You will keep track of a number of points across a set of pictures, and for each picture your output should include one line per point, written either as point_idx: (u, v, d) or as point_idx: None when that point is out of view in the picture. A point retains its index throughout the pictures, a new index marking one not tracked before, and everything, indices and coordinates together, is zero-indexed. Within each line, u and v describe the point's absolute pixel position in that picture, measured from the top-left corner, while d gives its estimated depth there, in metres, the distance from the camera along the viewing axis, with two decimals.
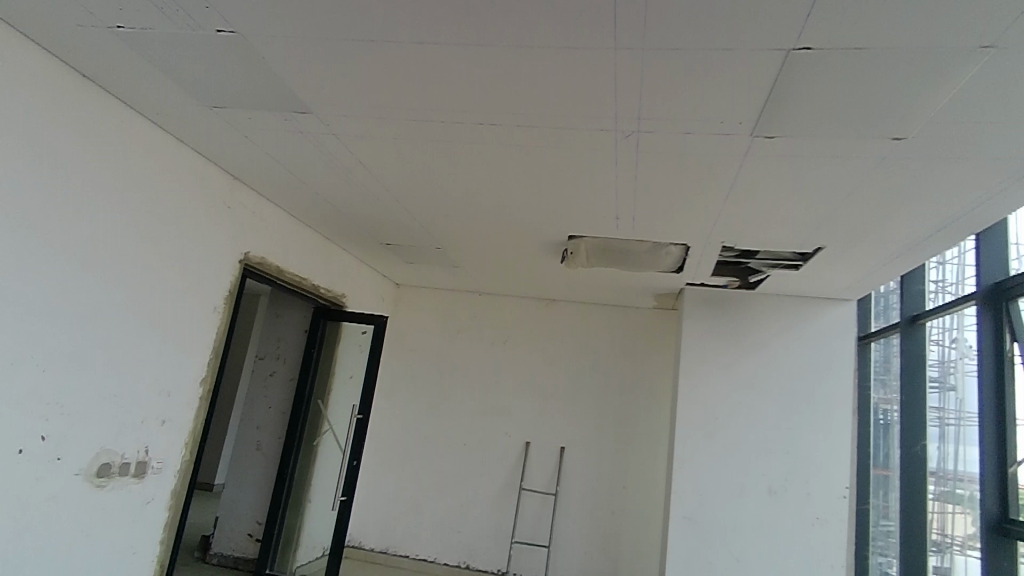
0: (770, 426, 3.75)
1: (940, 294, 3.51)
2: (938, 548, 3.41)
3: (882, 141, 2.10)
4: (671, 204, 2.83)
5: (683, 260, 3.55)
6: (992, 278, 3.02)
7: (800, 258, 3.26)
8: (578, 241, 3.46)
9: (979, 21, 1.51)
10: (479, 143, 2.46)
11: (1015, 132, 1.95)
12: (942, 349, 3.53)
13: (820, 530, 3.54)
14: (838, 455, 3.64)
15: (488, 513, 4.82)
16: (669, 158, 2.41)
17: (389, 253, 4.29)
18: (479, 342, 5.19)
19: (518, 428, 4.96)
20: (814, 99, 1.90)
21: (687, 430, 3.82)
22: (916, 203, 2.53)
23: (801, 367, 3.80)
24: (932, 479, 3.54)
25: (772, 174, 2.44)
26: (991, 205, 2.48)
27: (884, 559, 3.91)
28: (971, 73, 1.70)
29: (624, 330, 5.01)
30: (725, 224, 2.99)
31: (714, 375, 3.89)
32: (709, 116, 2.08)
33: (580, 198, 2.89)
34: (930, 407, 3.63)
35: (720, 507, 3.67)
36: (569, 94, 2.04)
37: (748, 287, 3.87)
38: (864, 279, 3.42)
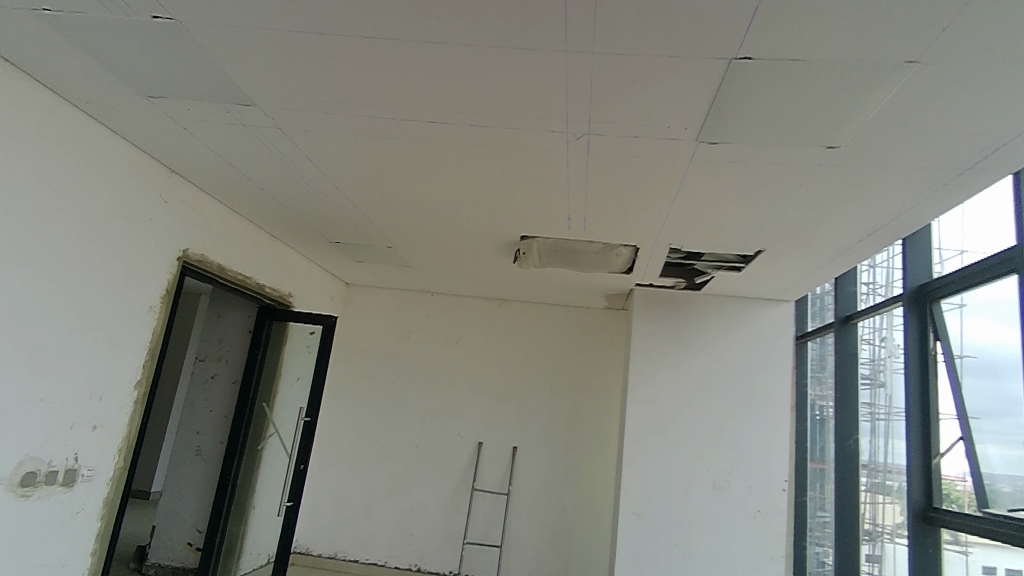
0: (714, 423, 3.86)
1: (872, 295, 3.70)
2: (870, 537, 3.58)
3: (808, 153, 2.17)
4: (613, 210, 2.86)
5: (632, 261, 3.57)
6: (917, 280, 3.24)
7: (742, 259, 3.34)
8: (530, 241, 3.40)
9: (901, 42, 1.57)
10: (422, 147, 2.45)
11: (929, 149, 2.05)
12: (873, 348, 3.71)
13: (760, 522, 3.67)
14: (775, 450, 3.78)
15: (441, 514, 4.83)
16: (607, 165, 2.44)
17: (339, 252, 4.23)
18: (433, 341, 5.17)
19: (471, 428, 4.97)
20: (748, 110, 1.95)
21: (635, 427, 3.90)
22: (842, 214, 2.63)
23: (742, 365, 3.93)
24: (864, 472, 3.71)
25: (708, 183, 2.49)
26: (908, 216, 2.60)
27: (819, 549, 4.08)
28: (894, 92, 1.77)
29: (577, 329, 5.07)
30: (667, 229, 3.04)
31: (660, 376, 3.97)
32: (646, 124, 2.10)
33: (523, 202, 2.89)
34: (862, 403, 3.82)
35: (666, 503, 3.77)
36: (508, 99, 2.03)
37: (694, 287, 3.94)
38: (801, 280, 3.54)
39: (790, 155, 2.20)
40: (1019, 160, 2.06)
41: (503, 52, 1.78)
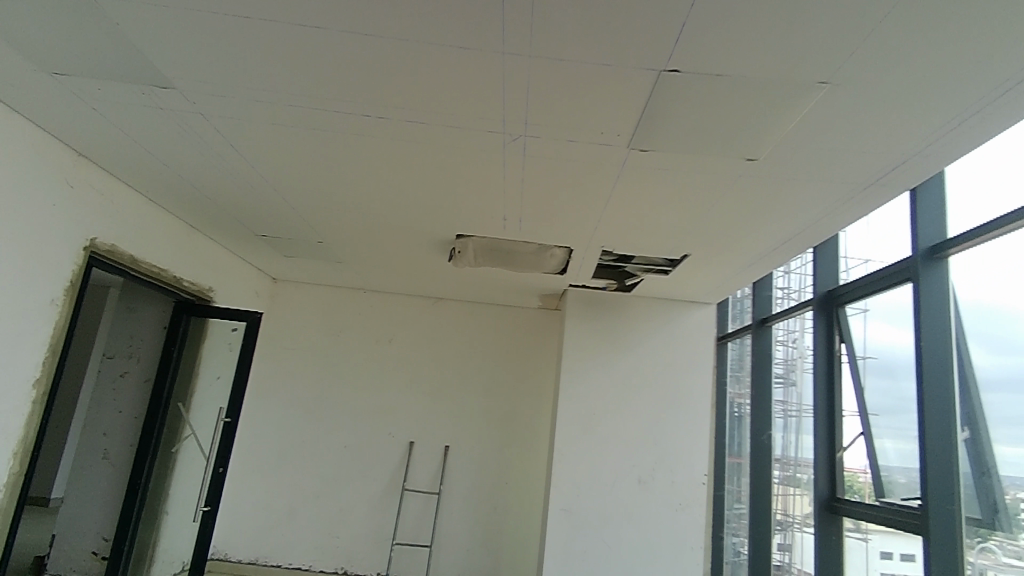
0: (640, 420, 3.99)
1: (786, 299, 3.94)
2: (782, 526, 3.80)
3: (733, 163, 2.27)
4: (546, 211, 2.90)
5: (566, 263, 3.63)
6: (826, 286, 3.49)
7: (670, 262, 3.46)
8: (465, 240, 3.40)
9: (815, 63, 1.67)
10: (354, 140, 2.39)
11: (839, 164, 2.19)
12: (786, 348, 3.95)
13: (682, 515, 3.84)
14: (697, 445, 3.95)
15: (370, 515, 4.75)
16: (541, 167, 2.46)
17: (266, 245, 4.06)
18: (365, 339, 5.06)
19: (403, 427, 4.91)
20: (677, 119, 2.02)
21: (567, 425, 3.97)
22: (760, 222, 2.78)
23: (667, 365, 4.08)
24: (777, 465, 3.95)
25: (638, 188, 2.57)
26: (818, 227, 2.78)
27: (735, 539, 4.30)
28: (810, 109, 1.89)
29: (510, 328, 5.11)
30: (599, 233, 3.11)
31: (590, 375, 4.06)
32: (580, 128, 2.14)
33: (458, 201, 2.88)
34: (775, 400, 4.06)
35: (594, 499, 3.86)
36: (445, 96, 2.02)
37: (625, 288, 4.05)
38: (722, 284, 3.72)
39: (713, 165, 2.30)
40: (914, 177, 2.25)
41: (440, 49, 1.77)
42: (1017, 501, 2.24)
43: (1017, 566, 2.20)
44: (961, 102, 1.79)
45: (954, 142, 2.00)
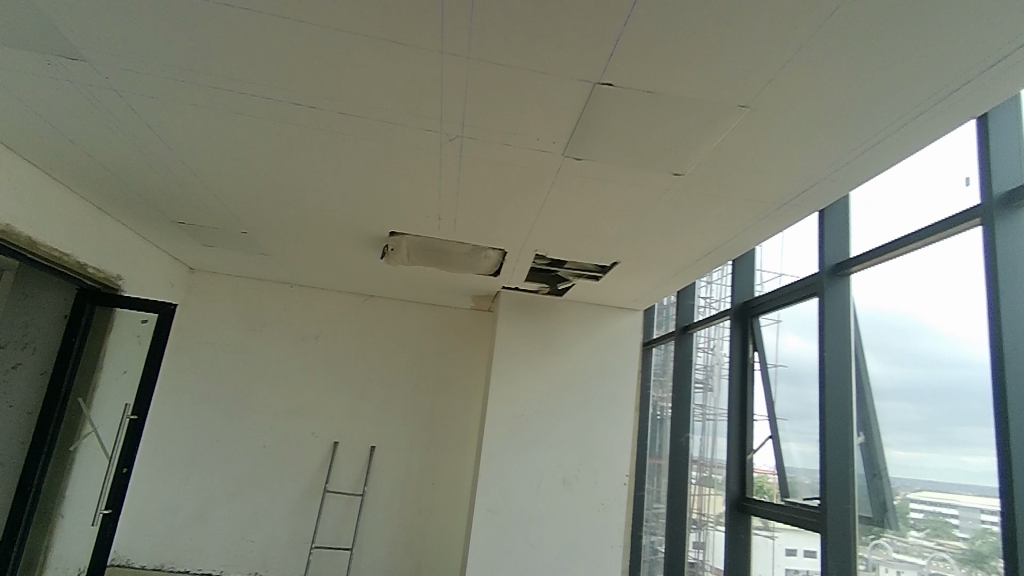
0: (566, 422, 4.07)
1: (707, 308, 4.14)
2: (697, 525, 3.97)
3: (663, 176, 2.35)
4: (479, 213, 2.91)
5: (499, 265, 3.65)
6: (742, 297, 3.70)
7: (600, 269, 3.55)
8: (398, 238, 3.35)
9: (737, 86, 1.77)
10: (283, 129, 2.31)
11: (758, 182, 2.32)
12: (706, 355, 4.16)
13: (604, 515, 3.94)
14: (620, 447, 4.07)
15: (288, 518, 4.59)
16: (476, 169, 2.47)
17: (185, 233, 3.86)
18: (290, 335, 4.89)
19: (328, 427, 4.78)
20: (609, 131, 2.09)
21: (495, 426, 3.99)
22: (684, 234, 2.91)
23: (594, 369, 4.18)
24: (694, 467, 4.13)
25: (571, 195, 2.62)
26: (736, 241, 2.94)
27: (653, 537, 4.46)
28: (731, 130, 1.99)
29: (442, 329, 5.08)
30: (532, 237, 3.15)
31: (520, 377, 4.10)
32: (516, 132, 2.16)
33: (391, 197, 2.84)
34: (694, 404, 4.26)
35: (519, 500, 3.89)
36: (380, 91, 1.99)
37: (556, 292, 4.11)
38: (648, 292, 3.86)
39: (642, 177, 2.39)
40: (821, 200, 2.43)
41: (377, 43, 1.75)
42: (906, 501, 2.45)
43: (905, 561, 2.40)
44: (867, 132, 1.94)
45: (856, 169, 2.17)
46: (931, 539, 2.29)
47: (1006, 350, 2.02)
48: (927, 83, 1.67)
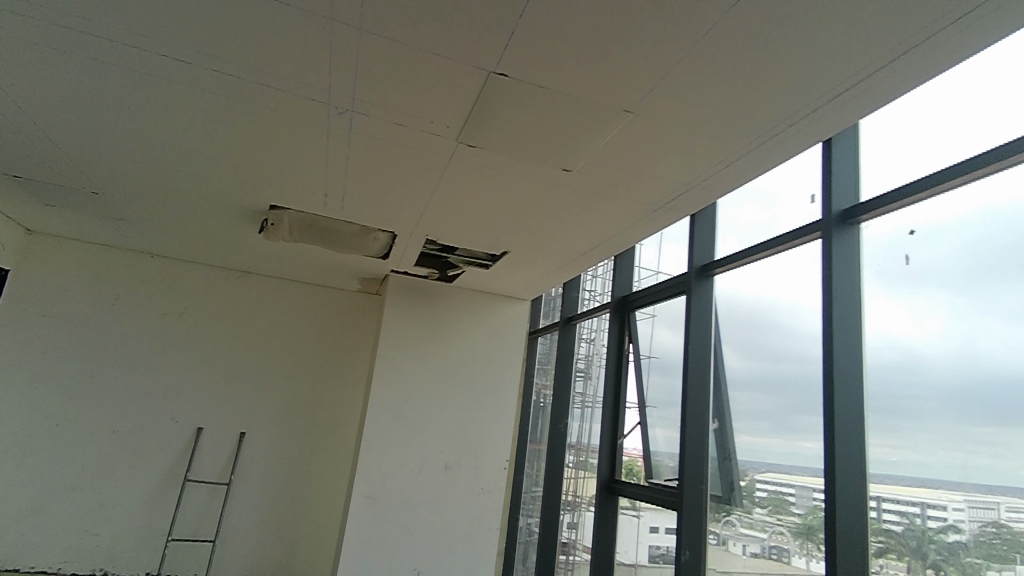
0: (450, 407, 4.08)
1: (591, 300, 4.35)
2: (570, 507, 4.16)
3: (554, 170, 2.40)
4: (368, 193, 2.82)
5: (388, 247, 3.57)
6: (621, 292, 3.93)
7: (490, 258, 3.59)
8: (279, 213, 3.17)
9: (624, 91, 1.85)
10: (146, 82, 2.08)
11: (641, 183, 2.44)
12: (587, 345, 4.37)
13: (483, 498, 4.03)
14: (502, 433, 4.18)
15: (142, 508, 4.23)
16: (366, 146, 2.38)
17: (22, 190, 3.37)
18: (152, 311, 4.47)
19: (193, 411, 4.44)
20: (502, 122, 2.10)
21: (377, 411, 3.90)
22: (570, 229, 3.01)
23: (480, 356, 4.23)
24: (570, 451, 4.33)
25: (463, 182, 2.61)
26: (618, 239, 3.09)
27: (529, 519, 4.63)
28: (617, 132, 2.08)
29: (326, 311, 4.88)
30: (422, 222, 3.10)
31: (405, 363, 4.04)
32: (409, 112, 2.11)
33: (271, 168, 2.67)
34: (574, 391, 4.47)
35: (398, 486, 3.85)
36: (262, 51, 1.85)
37: (446, 279, 4.10)
38: (535, 283, 3.97)
39: (533, 170, 2.43)
40: (692, 205, 2.62)
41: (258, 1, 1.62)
42: (753, 482, 2.72)
43: (750, 535, 2.67)
44: (736, 146, 2.10)
45: (724, 179, 2.36)
46: (772, 515, 2.58)
47: (835, 347, 2.32)
48: (786, 107, 1.84)
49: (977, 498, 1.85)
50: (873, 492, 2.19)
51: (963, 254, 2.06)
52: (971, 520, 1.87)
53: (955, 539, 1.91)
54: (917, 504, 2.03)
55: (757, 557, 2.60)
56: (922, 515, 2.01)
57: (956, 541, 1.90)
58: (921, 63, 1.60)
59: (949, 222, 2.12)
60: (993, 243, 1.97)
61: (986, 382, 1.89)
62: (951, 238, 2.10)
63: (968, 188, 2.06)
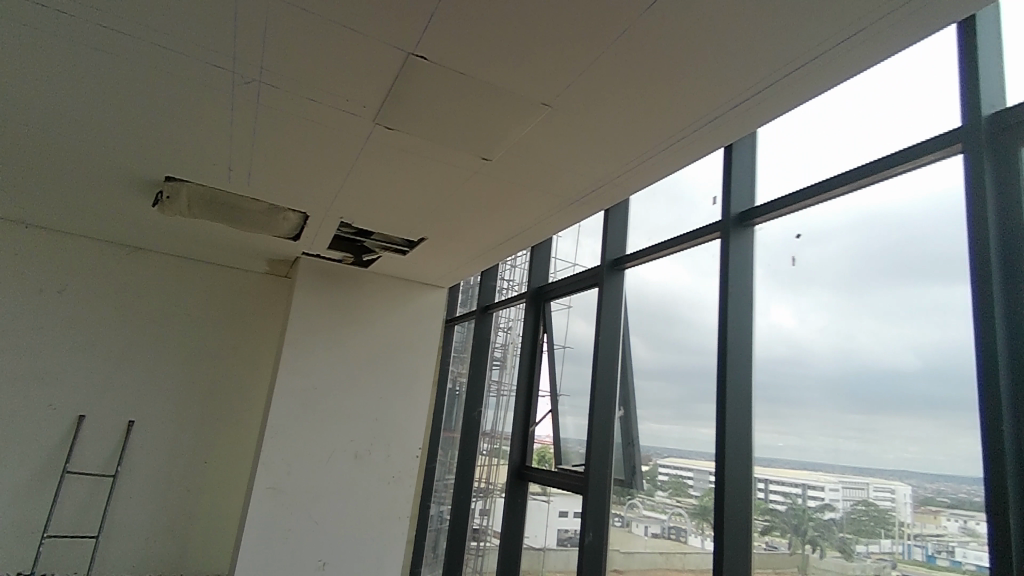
0: (362, 395, 4.01)
1: (508, 290, 4.41)
2: (481, 494, 4.21)
3: (474, 158, 2.39)
4: (277, 171, 2.69)
5: (299, 228, 3.42)
6: (538, 283, 4.02)
7: (408, 244, 3.53)
8: (177, 185, 2.95)
9: (542, 83, 1.86)
10: (18, 31, 1.86)
11: (558, 176, 2.49)
12: (503, 334, 4.43)
13: (393, 486, 4.00)
14: (415, 421, 4.16)
15: (11, 503, 3.84)
16: (276, 121, 2.26)
17: None
18: (27, 287, 4.03)
19: (75, 398, 4.07)
20: (420, 106, 2.06)
21: (284, 398, 3.74)
22: (488, 219, 3.02)
23: (394, 343, 4.18)
24: (483, 439, 4.37)
25: (380, 165, 2.54)
26: (534, 231, 3.14)
27: (440, 507, 4.66)
28: (535, 125, 2.10)
29: (231, 293, 4.63)
30: (335, 204, 3.01)
31: (315, 348, 3.89)
32: (323, 88, 2.02)
33: (168, 137, 2.47)
34: (488, 380, 4.52)
35: (305, 475, 3.73)
36: (157, 8, 1.70)
37: (361, 263, 3.99)
38: (453, 271, 3.96)
39: (452, 157, 2.41)
40: (605, 201, 2.70)
41: None
42: (655, 467, 2.85)
43: (651, 516, 2.80)
44: (649, 145, 2.17)
45: (636, 177, 2.44)
46: (672, 497, 2.72)
47: (729, 340, 2.48)
48: (692, 111, 1.92)
49: (850, 479, 2.04)
50: (760, 475, 2.36)
51: (842, 256, 2.25)
52: (844, 499, 2.06)
53: (830, 516, 2.10)
54: (799, 486, 2.21)
55: (657, 537, 2.73)
56: (804, 495, 2.19)
57: (831, 518, 2.10)
58: (811, 79, 1.71)
59: (831, 228, 2.31)
60: (869, 248, 2.16)
61: (856, 375, 2.09)
62: (833, 243, 2.30)
63: (870, 189, 2.20)
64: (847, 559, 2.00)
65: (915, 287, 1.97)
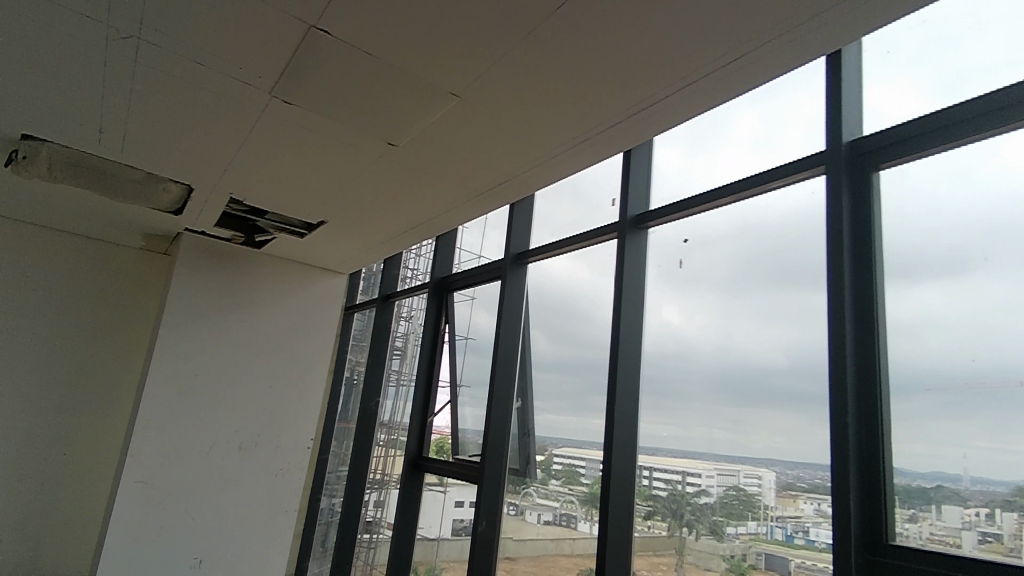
0: (251, 383, 3.80)
1: (412, 279, 4.35)
2: (375, 486, 4.13)
3: (379, 143, 2.31)
4: (159, 138, 2.46)
5: (184, 202, 3.16)
6: (441, 273, 4.01)
7: (306, 226, 3.37)
8: (35, 144, 2.61)
9: (452, 72, 1.83)
10: None
11: (466, 168, 2.47)
12: (404, 324, 4.37)
13: (281, 480, 3.83)
14: (307, 411, 4.01)
15: None
16: (159, 84, 2.06)
17: None
18: None
19: None
20: (323, 83, 1.96)
21: (161, 385, 3.45)
22: (391, 207, 2.95)
23: (288, 329, 4.00)
24: (380, 430, 4.29)
25: (276, 140, 2.39)
26: (439, 222, 3.12)
27: (332, 500, 4.53)
28: (442, 114, 2.06)
29: (97, 268, 4.02)
30: (226, 179, 2.80)
31: (200, 332, 3.63)
32: (217, 54, 1.86)
33: (25, 89, 2.18)
34: (387, 369, 4.45)
35: (183, 468, 3.47)
36: None
37: (253, 244, 3.76)
38: (354, 258, 3.84)
39: (355, 140, 2.32)
40: (510, 195, 2.72)
41: None
42: (550, 456, 2.93)
43: (544, 504, 2.88)
44: (554, 144, 2.20)
45: (541, 175, 2.49)
46: (564, 486, 2.81)
47: (621, 336, 2.60)
48: (597, 114, 1.97)
49: (724, 467, 2.20)
50: (645, 464, 2.49)
51: (724, 261, 2.41)
52: (718, 484, 2.23)
53: (706, 501, 2.26)
54: (680, 473, 2.36)
55: (549, 524, 2.82)
56: (683, 481, 2.34)
57: (706, 502, 2.26)
58: (705, 96, 1.82)
59: (715, 234, 2.49)
60: (746, 255, 2.34)
61: (730, 371, 2.27)
62: (717, 248, 2.46)
63: (747, 202, 2.39)
64: (719, 539, 2.17)
65: (782, 293, 2.16)
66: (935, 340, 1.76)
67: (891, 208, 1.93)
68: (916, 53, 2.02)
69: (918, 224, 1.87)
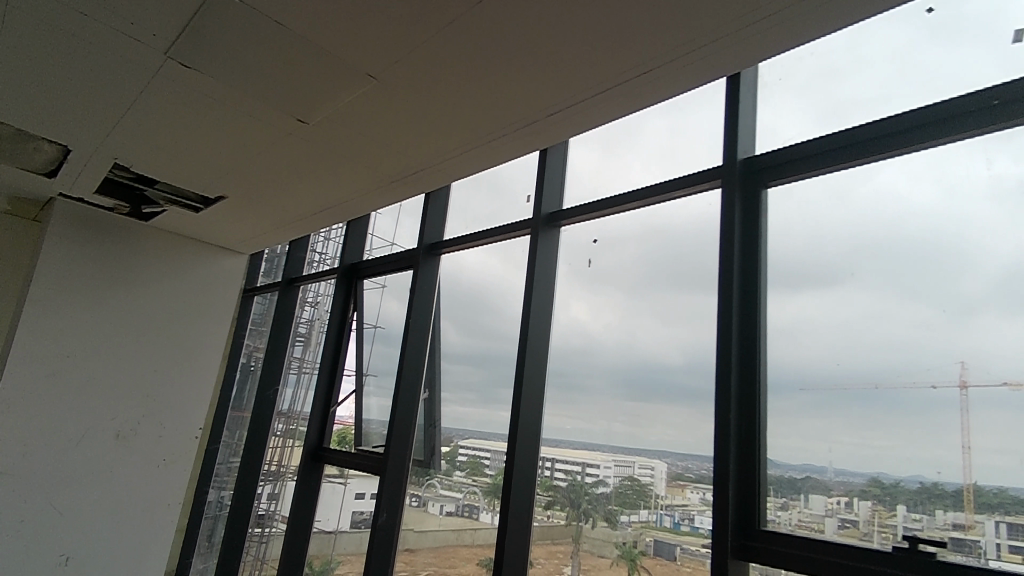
0: (133, 367, 3.50)
1: (320, 263, 4.19)
2: (270, 478, 3.95)
3: (288, 119, 2.20)
4: (30, 91, 2.19)
5: (59, 164, 2.84)
6: (351, 259, 3.89)
7: (203, 201, 3.14)
8: None
9: (368, 53, 1.76)
10: None
11: (380, 153, 2.40)
12: (310, 309, 4.21)
13: (164, 471, 3.57)
14: (196, 399, 3.76)
15: None
16: (32, 31, 1.84)
17: None
18: None
19: None
20: (228, 50, 1.83)
21: (25, 367, 3.10)
22: (299, 188, 2.82)
23: (178, 311, 3.73)
24: (278, 419, 4.11)
25: (172, 106, 2.21)
26: (350, 206, 3.02)
27: (221, 493, 4.29)
28: (357, 95, 1.99)
29: None
30: (111, 143, 2.55)
31: (74, 310, 3.30)
32: (102, 4, 1.68)
33: None
34: (288, 356, 4.26)
35: (48, 458, 3.14)
36: None
37: (140, 216, 3.45)
38: (256, 238, 3.64)
39: (261, 114, 2.19)
40: (424, 185, 2.68)
41: None
42: (455, 448, 2.93)
43: (447, 495, 2.88)
44: (472, 136, 2.19)
45: (456, 167, 2.47)
46: (468, 477, 2.82)
47: (530, 330, 2.65)
48: (515, 110, 1.98)
49: (620, 458, 2.31)
50: (547, 456, 2.55)
51: (630, 262, 2.52)
52: (614, 475, 2.33)
53: (602, 491, 2.36)
54: (580, 464, 2.44)
55: (451, 515, 2.82)
56: (582, 472, 2.43)
57: (602, 492, 2.36)
58: (619, 103, 1.88)
59: (623, 237, 2.58)
60: (649, 258, 2.45)
61: (629, 369, 2.37)
62: (623, 250, 2.56)
63: (652, 208, 2.51)
64: (612, 528, 2.27)
65: (680, 296, 2.29)
66: (808, 345, 1.94)
67: (777, 223, 2.09)
68: (806, 81, 2.20)
69: (798, 238, 2.04)
